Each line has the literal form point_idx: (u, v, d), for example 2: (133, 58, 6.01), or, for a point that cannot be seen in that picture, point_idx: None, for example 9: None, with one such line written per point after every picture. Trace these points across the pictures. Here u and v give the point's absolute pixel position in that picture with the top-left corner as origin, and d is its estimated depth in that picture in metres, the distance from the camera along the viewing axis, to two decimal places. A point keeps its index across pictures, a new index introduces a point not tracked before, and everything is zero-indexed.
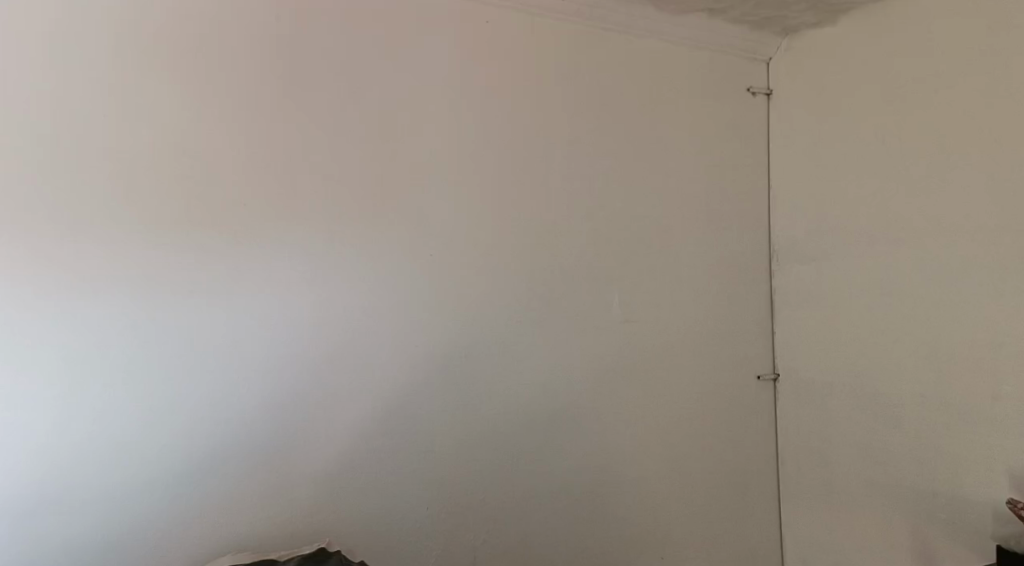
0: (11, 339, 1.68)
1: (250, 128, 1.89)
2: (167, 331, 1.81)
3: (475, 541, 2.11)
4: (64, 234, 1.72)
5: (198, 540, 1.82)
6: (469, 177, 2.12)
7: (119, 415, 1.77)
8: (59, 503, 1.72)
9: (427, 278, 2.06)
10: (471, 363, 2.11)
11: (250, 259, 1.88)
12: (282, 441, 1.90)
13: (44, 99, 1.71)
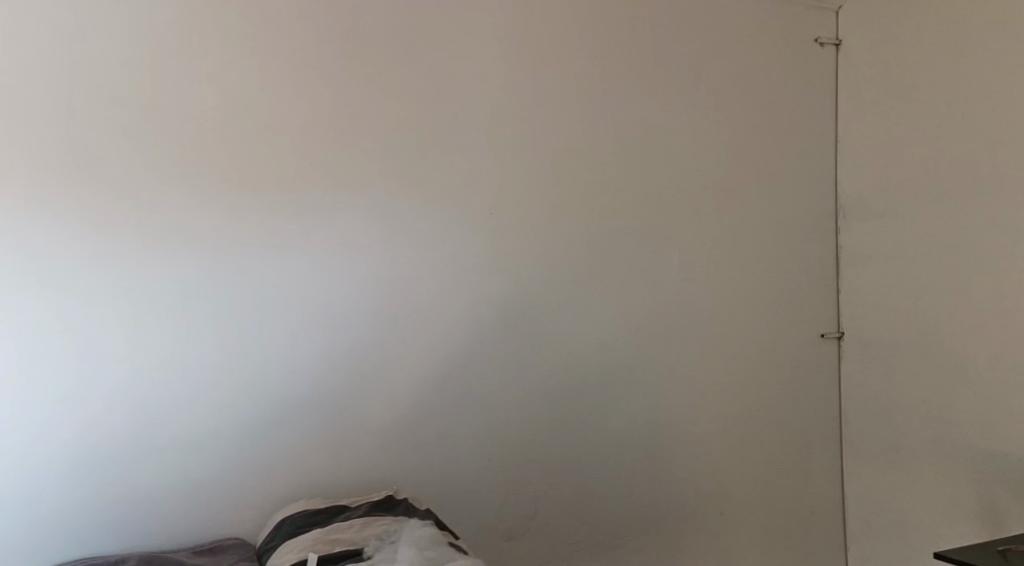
0: (92, 294, 1.76)
1: (312, 89, 1.92)
2: (241, 288, 1.87)
3: (536, 493, 2.16)
4: (138, 193, 1.78)
5: (274, 486, 1.90)
6: (527, 136, 2.12)
7: (194, 367, 1.84)
8: (140, 449, 1.80)
9: (488, 236, 2.09)
10: (530, 320, 2.14)
11: (315, 217, 1.92)
12: (348, 394, 1.97)
13: (116, 63, 1.77)
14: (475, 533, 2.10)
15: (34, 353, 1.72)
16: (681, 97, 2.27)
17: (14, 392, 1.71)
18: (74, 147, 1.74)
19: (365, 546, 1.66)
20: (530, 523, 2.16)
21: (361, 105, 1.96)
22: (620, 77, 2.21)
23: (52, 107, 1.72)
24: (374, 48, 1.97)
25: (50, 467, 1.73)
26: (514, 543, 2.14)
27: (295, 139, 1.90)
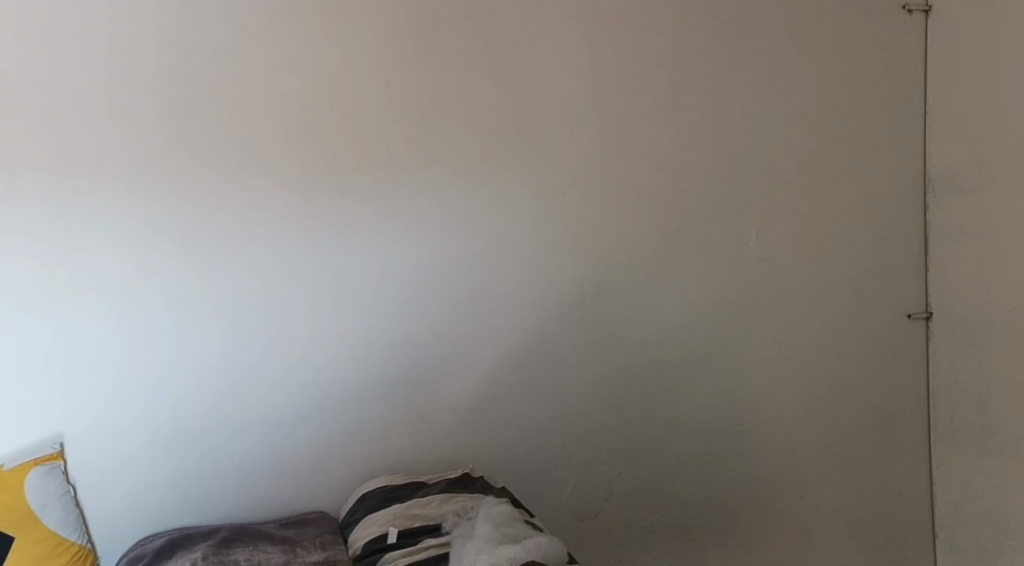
0: (181, 280, 1.80)
1: (386, 73, 1.91)
2: (320, 272, 1.90)
3: (609, 474, 2.18)
4: (219, 179, 1.80)
5: (356, 461, 1.97)
6: (599, 115, 2.09)
7: (277, 348, 1.89)
8: (227, 427, 1.87)
9: (561, 218, 2.08)
10: (604, 301, 2.13)
11: (390, 201, 1.93)
12: (424, 374, 2.01)
13: (194, 47, 1.76)
14: (549, 511, 2.15)
15: (125, 336, 1.78)
16: (758, 71, 2.20)
17: (109, 372, 1.78)
18: (157, 133, 1.75)
19: (443, 521, 1.73)
20: (604, 503, 2.19)
21: (435, 88, 1.95)
22: (694, 52, 2.14)
23: (137, 95, 1.73)
24: (445, 28, 1.94)
25: (144, 444, 1.81)
26: (588, 522, 2.18)
27: (370, 124, 1.90)
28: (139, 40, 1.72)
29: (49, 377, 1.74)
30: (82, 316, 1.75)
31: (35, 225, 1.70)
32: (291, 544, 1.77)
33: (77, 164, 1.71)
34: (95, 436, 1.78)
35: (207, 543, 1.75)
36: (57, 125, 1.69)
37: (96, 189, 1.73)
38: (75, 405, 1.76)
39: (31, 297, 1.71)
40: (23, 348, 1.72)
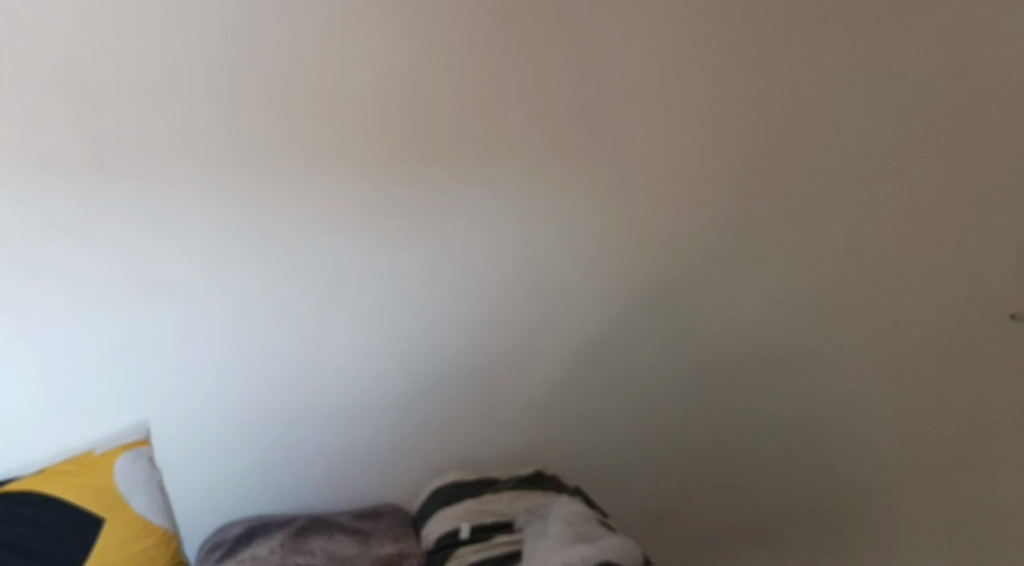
0: (255, 274, 1.79)
1: (462, 64, 1.84)
2: (391, 267, 1.89)
3: (685, 476, 2.16)
4: (296, 174, 1.78)
5: (429, 453, 2.00)
6: (681, 105, 1.99)
7: (349, 339, 1.89)
8: (303, 418, 1.90)
9: (634, 214, 2.02)
10: (680, 298, 2.08)
11: (463, 197, 1.90)
12: (496, 369, 2.01)
13: (269, 40, 1.70)
14: (624, 511, 2.14)
15: (193, 329, 1.78)
16: (851, 54, 2.05)
17: (183, 361, 1.79)
18: (233, 126, 1.71)
19: (515, 518, 1.74)
20: (679, 504, 2.17)
21: (511, 79, 1.87)
22: (786, 36, 2.00)
23: (204, 87, 1.67)
24: (523, 14, 1.85)
25: (224, 432, 1.85)
26: (663, 523, 2.17)
27: (445, 119, 1.85)
28: (218, 32, 1.66)
29: (132, 369, 1.76)
30: (167, 310, 1.75)
31: (120, 221, 1.68)
32: (365, 535, 1.80)
33: (161, 159, 1.68)
34: (177, 424, 1.82)
35: (284, 531, 1.78)
36: (140, 119, 1.65)
37: (178, 184, 1.70)
38: (158, 395, 1.79)
39: (116, 292, 1.71)
40: (108, 342, 1.73)
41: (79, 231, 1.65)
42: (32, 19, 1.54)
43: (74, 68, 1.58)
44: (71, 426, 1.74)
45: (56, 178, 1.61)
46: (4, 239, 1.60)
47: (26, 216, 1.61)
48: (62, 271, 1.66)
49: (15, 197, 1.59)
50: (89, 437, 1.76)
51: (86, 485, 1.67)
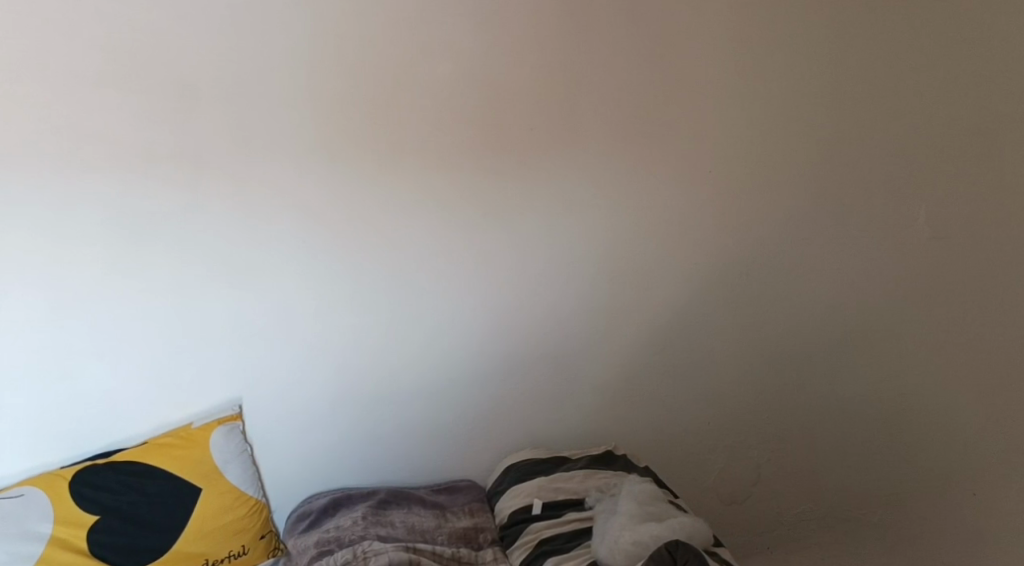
0: (314, 264, 1.87)
1: (532, 58, 1.90)
2: (447, 257, 1.95)
3: (759, 460, 2.26)
4: (375, 167, 1.86)
5: (502, 431, 2.08)
6: (756, 102, 2.04)
7: (407, 323, 1.96)
8: (379, 398, 1.98)
9: (684, 205, 2.07)
10: (749, 281, 2.15)
11: (533, 185, 1.97)
12: (565, 353, 2.08)
13: (349, 37, 1.78)
14: (696, 494, 2.24)
15: (254, 319, 1.85)
16: (890, 48, 2.06)
17: (250, 346, 1.87)
18: (275, 136, 1.79)
19: (587, 497, 1.79)
20: (752, 489, 2.27)
21: (582, 69, 1.93)
22: (867, 26, 2.04)
23: (240, 105, 1.75)
24: (545, 26, 1.89)
25: (311, 413, 1.94)
26: (736, 507, 2.27)
27: (516, 108, 1.92)
28: (301, 30, 1.75)
29: (212, 357, 1.85)
30: (258, 298, 1.85)
31: (204, 220, 1.78)
32: (442, 510, 1.89)
33: (256, 150, 1.78)
34: (270, 401, 1.91)
35: (366, 503, 1.88)
36: (234, 112, 1.75)
37: (266, 175, 1.80)
38: (245, 374, 1.88)
39: (211, 277, 1.81)
40: (204, 328, 1.83)
41: (164, 231, 1.76)
42: (133, 28, 1.66)
43: (170, 77, 1.70)
44: (171, 401, 1.84)
45: (137, 189, 1.72)
46: (104, 235, 1.72)
47: (125, 211, 1.72)
48: (160, 263, 1.77)
49: (98, 204, 1.70)
50: (189, 412, 1.86)
51: (185, 457, 1.77)
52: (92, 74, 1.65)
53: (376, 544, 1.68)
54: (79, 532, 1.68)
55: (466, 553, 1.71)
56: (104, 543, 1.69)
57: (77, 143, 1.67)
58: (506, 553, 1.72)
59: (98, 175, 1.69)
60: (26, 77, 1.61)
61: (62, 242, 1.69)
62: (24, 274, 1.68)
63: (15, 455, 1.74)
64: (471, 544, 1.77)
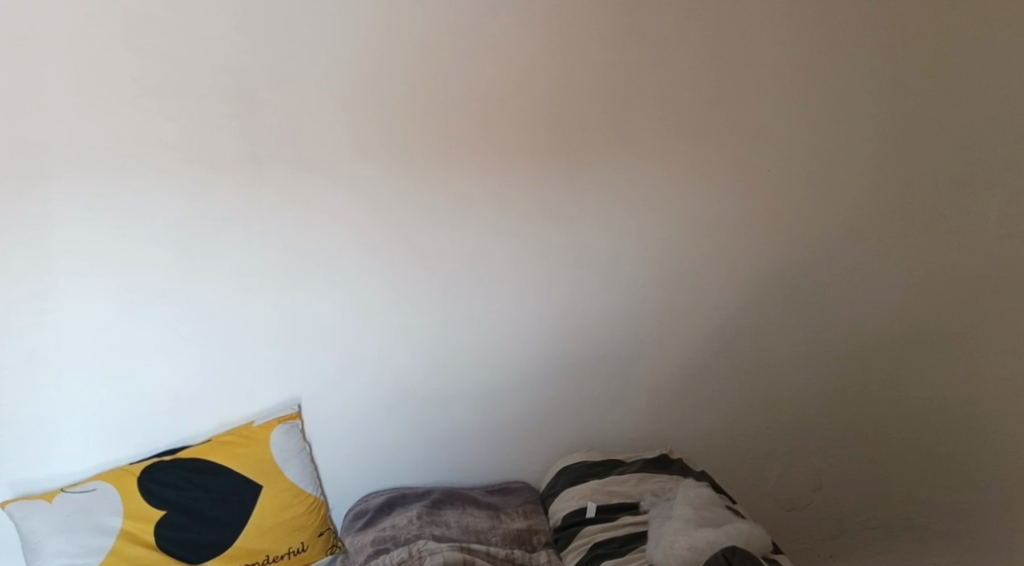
0: (369, 267, 1.89)
1: (584, 61, 1.89)
2: (499, 259, 1.95)
3: (820, 465, 2.20)
4: (429, 171, 1.88)
5: (555, 433, 2.07)
6: (816, 100, 1.99)
7: (460, 325, 1.97)
8: (433, 399, 1.99)
9: (741, 206, 2.03)
10: (810, 282, 2.10)
11: (587, 186, 1.96)
12: (619, 354, 2.06)
13: (403, 42, 1.80)
14: (754, 499, 2.18)
15: (311, 322, 1.89)
16: (957, 43, 1.99)
17: (308, 348, 1.90)
18: (331, 141, 1.82)
19: (641, 500, 1.77)
20: (812, 495, 2.20)
21: (637, 71, 1.92)
22: (933, 19, 1.98)
23: (297, 112, 1.79)
24: (600, 29, 1.88)
25: (368, 412, 1.97)
26: (796, 513, 2.20)
27: (570, 109, 1.91)
28: (357, 38, 1.78)
29: (271, 358, 1.89)
30: (316, 300, 1.88)
31: (263, 224, 1.82)
32: (496, 510, 1.90)
33: (313, 154, 1.82)
34: (326, 402, 1.94)
35: (421, 502, 1.90)
36: (292, 117, 1.79)
37: (324, 179, 1.83)
38: (303, 374, 1.92)
39: (271, 279, 1.85)
40: (263, 330, 1.87)
41: (225, 235, 1.81)
42: (196, 40, 1.72)
43: (230, 85, 1.75)
44: (233, 399, 1.89)
45: (199, 195, 1.78)
46: (170, 237, 1.78)
47: (189, 214, 1.78)
48: (222, 264, 1.82)
49: (163, 209, 1.77)
50: (250, 410, 1.90)
51: (246, 455, 1.82)
52: (159, 84, 1.72)
53: (430, 543, 1.70)
54: (146, 526, 1.74)
55: (520, 555, 1.71)
56: (170, 537, 1.74)
57: (144, 150, 1.74)
58: (560, 556, 1.71)
59: (163, 181, 1.76)
60: (99, 88, 1.69)
61: (132, 245, 1.76)
62: (97, 275, 1.76)
63: (88, 450, 1.83)
64: (524, 545, 1.77)
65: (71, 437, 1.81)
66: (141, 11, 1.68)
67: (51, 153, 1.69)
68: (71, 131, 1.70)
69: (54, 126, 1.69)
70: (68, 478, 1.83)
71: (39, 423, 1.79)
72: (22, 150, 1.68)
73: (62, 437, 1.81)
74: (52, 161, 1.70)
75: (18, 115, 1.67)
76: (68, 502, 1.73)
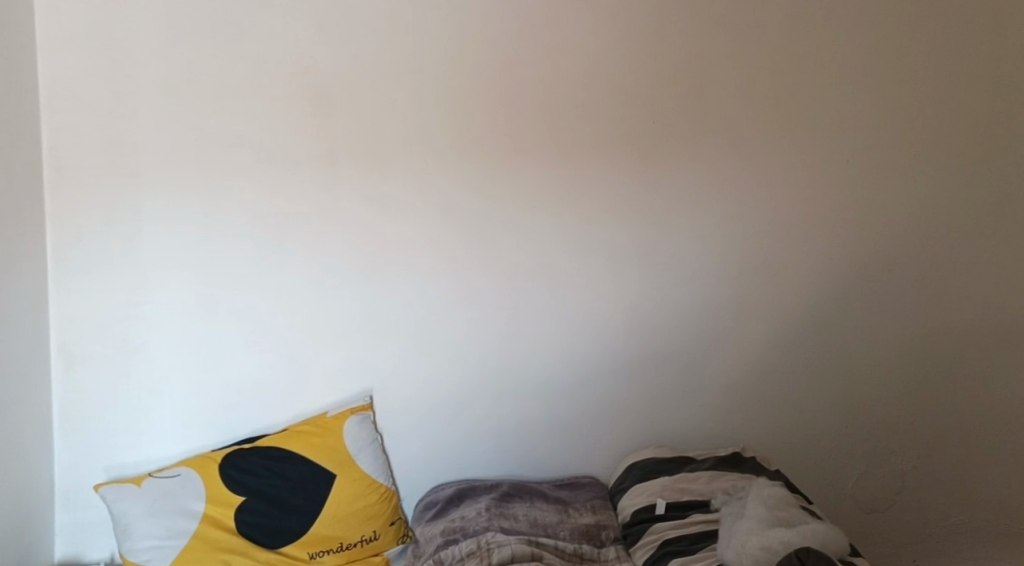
0: (439, 262, 1.92)
1: (656, 56, 1.88)
2: (568, 254, 1.95)
3: (903, 467, 2.11)
4: (498, 167, 1.89)
5: (625, 430, 2.05)
6: (893, 94, 1.96)
7: (529, 321, 1.97)
8: (502, 394, 2.00)
9: (817, 200, 1.98)
10: (892, 276, 2.03)
11: (657, 181, 1.93)
12: (690, 350, 2.02)
13: (475, 43, 1.83)
14: (832, 500, 2.11)
15: (383, 316, 1.93)
16: None
17: (379, 341, 1.94)
18: (402, 139, 1.85)
19: (712, 498, 1.74)
20: (895, 497, 2.11)
21: (709, 66, 1.90)
22: (1015, 12, 1.95)
23: (370, 112, 1.83)
24: (671, 25, 1.87)
25: (438, 406, 1.99)
26: (877, 516, 2.12)
27: (641, 102, 1.90)
28: (430, 39, 1.82)
29: (345, 351, 1.93)
30: (388, 295, 1.92)
31: (337, 222, 1.86)
32: (564, 505, 1.90)
33: (386, 152, 1.85)
34: (398, 395, 1.97)
35: (490, 495, 1.91)
36: (365, 114, 1.83)
37: (395, 175, 1.86)
38: (375, 368, 1.95)
39: (345, 273, 1.89)
40: (337, 324, 1.92)
41: (301, 233, 1.86)
42: (278, 47, 1.79)
43: (308, 88, 1.81)
44: (308, 392, 1.94)
45: (277, 194, 1.84)
46: (250, 235, 1.85)
47: (267, 209, 1.84)
48: (298, 258, 1.87)
49: (243, 208, 1.83)
50: (324, 402, 1.95)
51: (321, 444, 1.87)
52: (241, 86, 1.80)
53: (499, 536, 1.70)
54: (227, 511, 1.81)
55: (589, 550, 1.70)
56: (250, 522, 1.81)
57: (227, 152, 1.81)
58: (629, 552, 1.70)
59: (244, 181, 1.83)
60: (187, 94, 1.78)
61: (215, 242, 1.84)
62: (182, 272, 1.84)
63: (174, 439, 1.91)
64: (593, 541, 1.76)
65: (158, 426, 1.90)
66: (226, 15, 1.77)
67: (141, 151, 1.79)
68: (161, 135, 1.79)
69: (145, 129, 1.79)
70: (155, 464, 1.92)
71: (130, 412, 1.88)
72: (118, 152, 1.79)
73: (150, 423, 1.89)
74: (141, 159, 1.79)
75: (114, 120, 1.78)
76: (155, 487, 1.81)
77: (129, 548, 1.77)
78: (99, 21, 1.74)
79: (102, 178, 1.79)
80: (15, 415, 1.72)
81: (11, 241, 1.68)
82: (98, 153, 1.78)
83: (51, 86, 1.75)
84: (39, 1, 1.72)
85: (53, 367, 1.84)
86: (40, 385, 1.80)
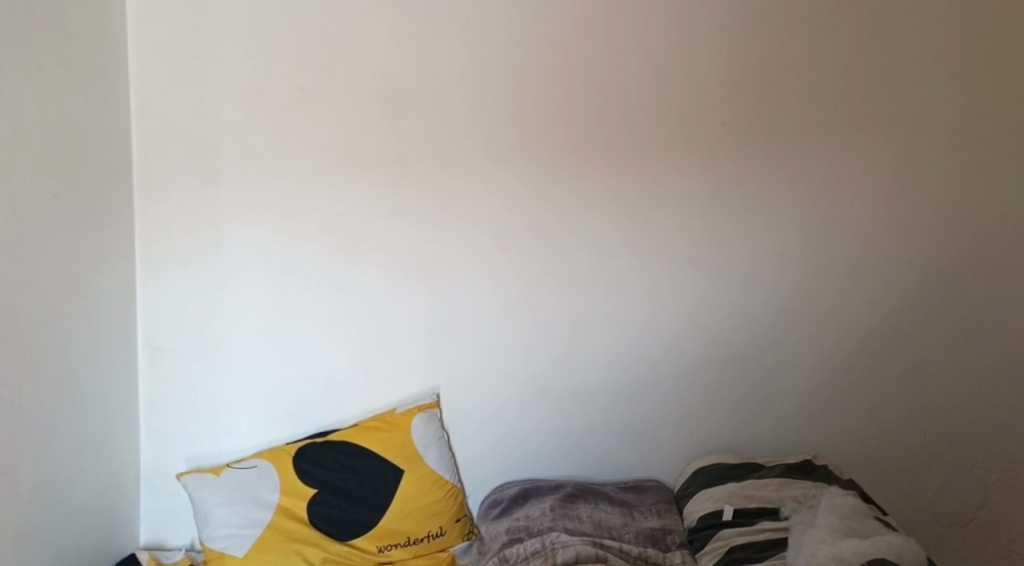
0: (505, 264, 1.93)
1: (725, 57, 1.85)
2: (635, 257, 1.94)
3: (986, 481, 2.02)
4: (564, 169, 1.89)
5: (691, 434, 2.02)
6: (978, 93, 1.88)
7: (594, 323, 1.97)
8: (567, 395, 2.01)
9: (895, 202, 1.92)
10: (976, 282, 1.95)
11: (726, 183, 1.90)
12: (759, 355, 1.99)
13: (542, 47, 1.84)
14: (908, 512, 2.04)
15: (451, 317, 1.96)
16: None
17: (446, 341, 1.97)
18: (469, 143, 1.88)
19: (782, 506, 1.71)
20: (976, 512, 2.03)
21: (780, 66, 1.86)
22: None
23: (439, 115, 1.86)
24: (742, 25, 1.84)
25: (503, 406, 2.01)
26: (957, 531, 2.03)
27: (710, 104, 1.87)
28: (498, 43, 1.84)
29: (413, 349, 1.97)
30: (455, 295, 1.95)
31: (406, 224, 1.91)
32: (629, 508, 1.89)
33: (453, 155, 1.88)
34: (463, 394, 2.00)
35: (555, 495, 1.92)
36: (435, 117, 1.86)
37: (462, 177, 1.89)
38: (441, 367, 1.99)
39: (413, 273, 1.93)
40: (405, 324, 1.96)
41: (372, 234, 1.91)
42: (351, 54, 1.84)
43: (379, 93, 1.85)
44: (377, 389, 1.99)
45: (349, 196, 1.89)
46: (323, 236, 1.90)
47: (339, 211, 1.90)
48: (369, 259, 1.92)
49: (317, 210, 1.89)
50: (392, 399, 1.99)
51: (390, 440, 1.91)
52: (316, 92, 1.85)
53: (564, 536, 1.71)
54: (300, 503, 1.87)
55: (654, 554, 1.69)
56: (321, 513, 1.87)
57: (302, 155, 1.88)
58: (695, 558, 1.69)
59: (317, 184, 1.88)
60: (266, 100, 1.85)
61: (290, 243, 1.90)
62: (260, 271, 1.91)
63: (250, 431, 1.99)
64: (659, 545, 1.75)
65: (236, 419, 1.98)
66: (303, 24, 1.83)
67: (221, 156, 1.87)
68: (241, 139, 1.87)
69: (226, 134, 1.86)
70: (232, 455, 2.00)
71: (210, 405, 1.97)
72: (200, 157, 1.87)
73: (228, 416, 1.98)
74: (222, 163, 1.87)
75: (198, 126, 1.86)
76: (234, 476, 1.89)
77: (209, 534, 1.85)
78: (185, 32, 1.83)
79: (185, 181, 1.88)
80: (106, 404, 1.83)
81: (104, 242, 1.78)
82: (183, 157, 1.87)
83: (141, 95, 1.85)
84: (131, 15, 1.82)
85: (139, 360, 1.94)
86: (128, 378, 1.91)
